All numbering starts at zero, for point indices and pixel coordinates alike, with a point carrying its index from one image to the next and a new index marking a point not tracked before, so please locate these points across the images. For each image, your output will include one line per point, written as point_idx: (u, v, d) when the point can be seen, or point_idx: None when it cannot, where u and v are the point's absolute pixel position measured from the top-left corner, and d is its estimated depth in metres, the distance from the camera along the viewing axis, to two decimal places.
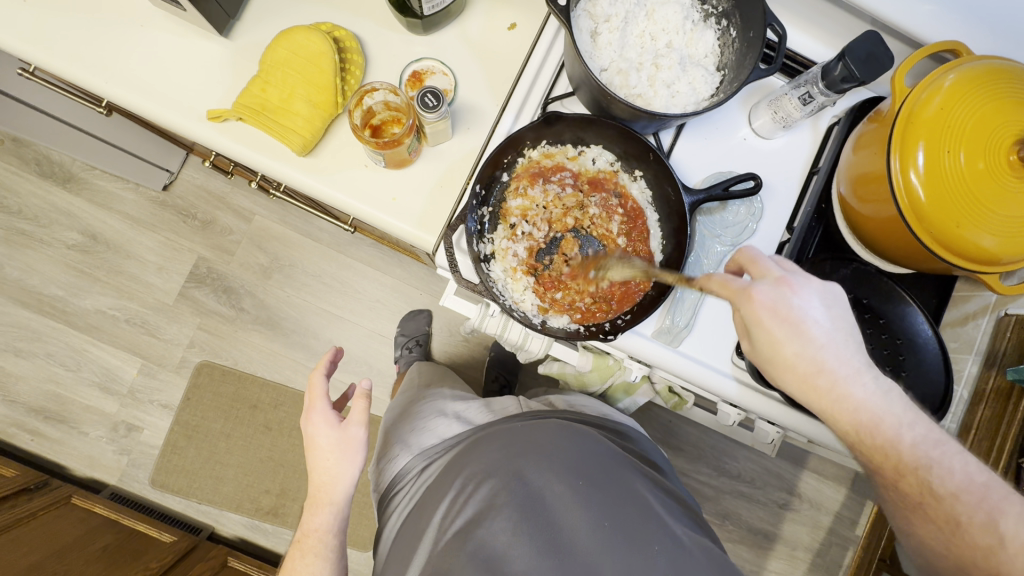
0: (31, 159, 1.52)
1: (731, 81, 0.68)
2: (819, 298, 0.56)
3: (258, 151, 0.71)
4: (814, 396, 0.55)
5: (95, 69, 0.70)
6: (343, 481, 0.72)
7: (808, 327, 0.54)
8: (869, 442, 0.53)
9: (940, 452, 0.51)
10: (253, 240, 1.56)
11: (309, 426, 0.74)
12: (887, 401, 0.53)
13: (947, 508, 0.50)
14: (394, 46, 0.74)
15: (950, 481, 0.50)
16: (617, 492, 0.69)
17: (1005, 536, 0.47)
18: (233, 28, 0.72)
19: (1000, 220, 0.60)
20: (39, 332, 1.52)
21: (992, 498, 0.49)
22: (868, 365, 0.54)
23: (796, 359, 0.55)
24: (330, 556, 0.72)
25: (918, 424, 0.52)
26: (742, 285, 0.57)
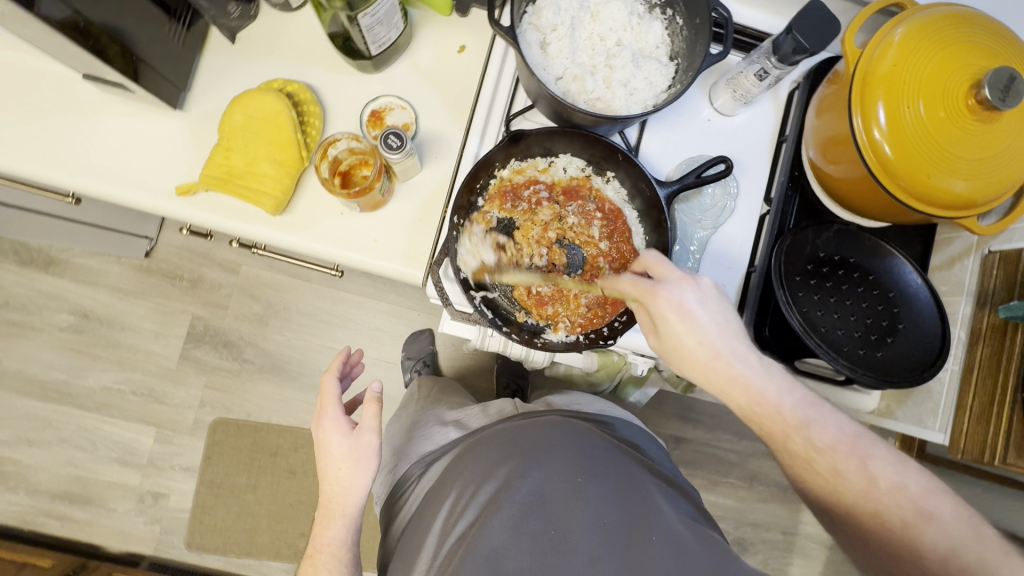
0: (7, 249, 1.51)
1: (685, 70, 0.69)
2: (701, 292, 0.59)
3: (233, 218, 0.71)
4: (708, 376, 0.59)
5: (56, 165, 0.70)
6: (355, 489, 0.73)
7: (699, 319, 0.58)
8: (762, 414, 0.58)
9: (816, 412, 0.57)
10: (244, 290, 1.56)
11: (323, 431, 0.75)
12: (768, 377, 0.58)
13: (828, 462, 0.56)
14: (348, 88, 0.74)
15: (826, 437, 0.57)
16: (614, 486, 0.70)
17: (876, 481, 0.55)
18: (185, 100, 0.72)
19: (966, 165, 0.62)
20: (48, 419, 1.52)
21: (862, 446, 0.56)
22: (749, 346, 0.59)
23: (695, 348, 0.59)
24: (341, 571, 0.71)
25: (795, 391, 0.58)
26: (648, 286, 0.60)
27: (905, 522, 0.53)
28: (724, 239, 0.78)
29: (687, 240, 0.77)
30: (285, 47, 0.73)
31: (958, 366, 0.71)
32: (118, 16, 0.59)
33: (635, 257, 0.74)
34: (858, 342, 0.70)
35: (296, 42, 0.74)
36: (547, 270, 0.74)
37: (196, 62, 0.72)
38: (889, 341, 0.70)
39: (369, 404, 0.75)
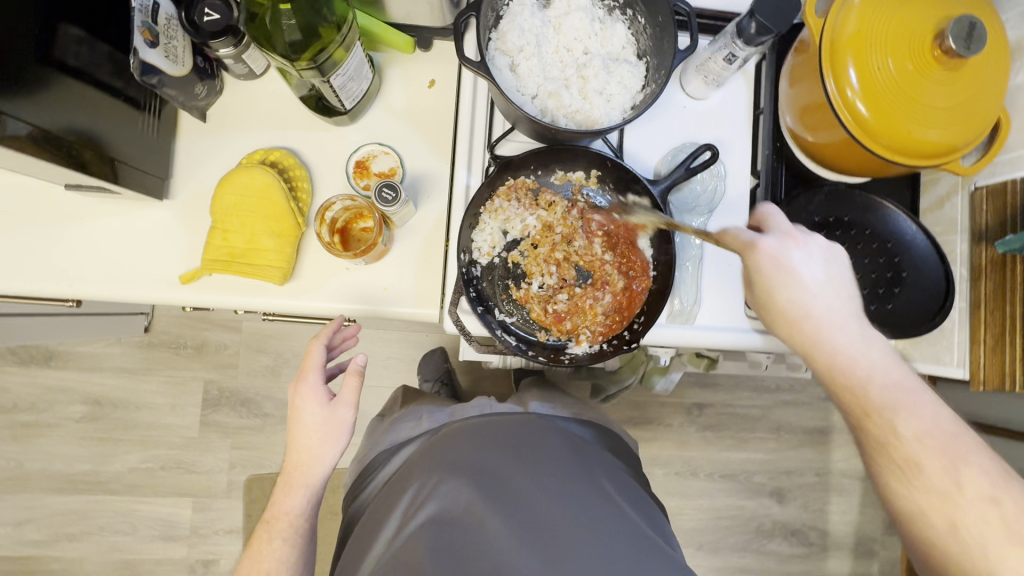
0: (4, 351, 1.49)
1: (656, 69, 0.69)
2: (812, 254, 0.63)
3: (241, 294, 0.71)
4: (797, 335, 0.62)
5: (55, 277, 0.69)
6: (321, 461, 0.71)
7: (801, 274, 0.61)
8: (843, 381, 0.59)
9: (912, 398, 0.56)
10: (250, 346, 1.56)
11: (298, 396, 0.72)
12: (864, 348, 0.59)
13: (905, 451, 0.54)
14: (328, 144, 0.74)
15: (915, 427, 0.55)
16: (578, 490, 0.74)
17: (948, 477, 0.53)
18: (170, 187, 0.72)
19: (940, 114, 0.63)
20: (83, 511, 1.51)
21: (958, 448, 0.53)
22: (851, 313, 0.61)
23: (786, 302, 0.62)
24: (297, 541, 0.69)
25: (893, 373, 0.58)
26: (748, 239, 0.64)
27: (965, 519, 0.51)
28: (721, 220, 0.79)
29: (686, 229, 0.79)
30: (258, 114, 0.73)
31: (965, 301, 0.73)
32: (84, 121, 0.59)
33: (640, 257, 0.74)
34: (865, 299, 0.73)
35: (268, 107, 0.73)
36: (557, 286, 0.75)
37: (172, 147, 0.72)
38: (895, 292, 0.72)
39: (348, 376, 0.72)
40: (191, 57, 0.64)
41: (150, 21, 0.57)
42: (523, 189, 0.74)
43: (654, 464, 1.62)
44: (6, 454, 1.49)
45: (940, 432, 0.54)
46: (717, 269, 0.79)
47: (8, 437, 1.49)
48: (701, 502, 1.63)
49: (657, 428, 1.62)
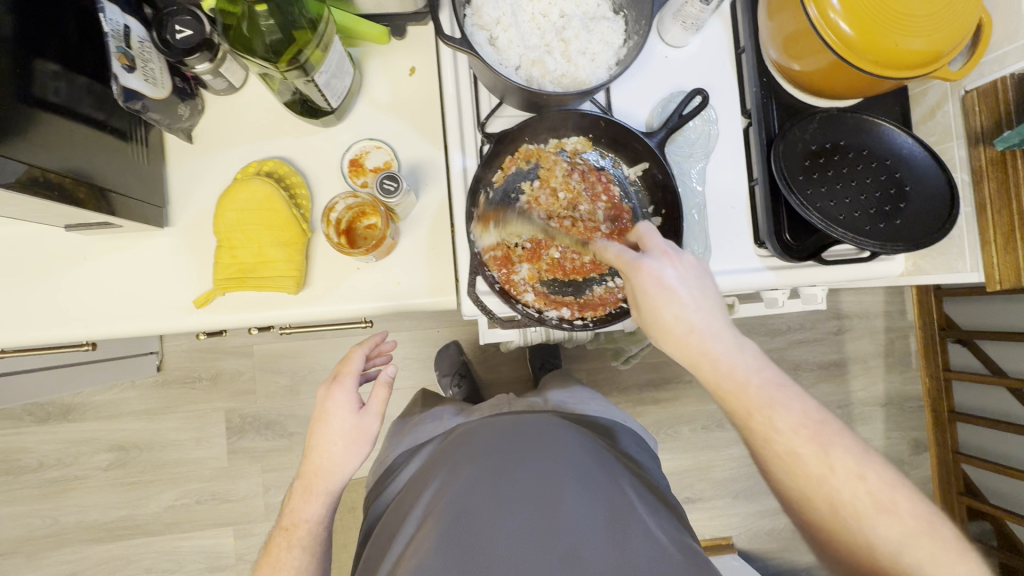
0: (21, 411, 1.48)
1: (636, 20, 0.69)
2: (687, 270, 0.62)
3: (257, 311, 0.71)
4: (685, 351, 0.61)
5: (68, 321, 0.68)
6: (343, 469, 0.70)
7: (677, 290, 0.60)
8: (728, 399, 0.60)
9: (781, 394, 0.59)
10: (265, 368, 1.56)
11: (330, 400, 0.71)
12: (740, 354, 0.60)
13: (785, 445, 0.58)
14: (318, 147, 0.73)
15: (787, 420, 0.58)
16: (597, 485, 0.72)
17: (835, 468, 0.56)
18: (168, 214, 0.71)
19: (922, 21, 0.63)
20: (127, 556, 1.51)
21: (827, 433, 0.58)
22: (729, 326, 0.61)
23: (671, 318, 0.61)
24: (315, 548, 0.69)
25: (764, 370, 0.60)
26: (633, 258, 0.62)
27: (860, 513, 0.55)
28: (719, 165, 0.80)
29: (685, 177, 0.79)
30: (245, 128, 0.72)
31: (971, 206, 0.74)
32: (77, 160, 0.58)
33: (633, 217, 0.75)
34: (873, 219, 0.72)
35: (252, 119, 0.72)
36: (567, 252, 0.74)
37: (163, 173, 0.71)
38: (902, 207, 0.72)
39: (379, 387, 0.71)
40: (170, 79, 0.64)
41: (123, 45, 0.56)
42: (524, 160, 0.74)
43: (681, 422, 1.63)
44: (40, 513, 1.49)
45: (815, 420, 0.58)
46: (722, 213, 0.80)
47: (39, 496, 1.49)
48: (732, 452, 1.66)
49: (678, 387, 1.64)
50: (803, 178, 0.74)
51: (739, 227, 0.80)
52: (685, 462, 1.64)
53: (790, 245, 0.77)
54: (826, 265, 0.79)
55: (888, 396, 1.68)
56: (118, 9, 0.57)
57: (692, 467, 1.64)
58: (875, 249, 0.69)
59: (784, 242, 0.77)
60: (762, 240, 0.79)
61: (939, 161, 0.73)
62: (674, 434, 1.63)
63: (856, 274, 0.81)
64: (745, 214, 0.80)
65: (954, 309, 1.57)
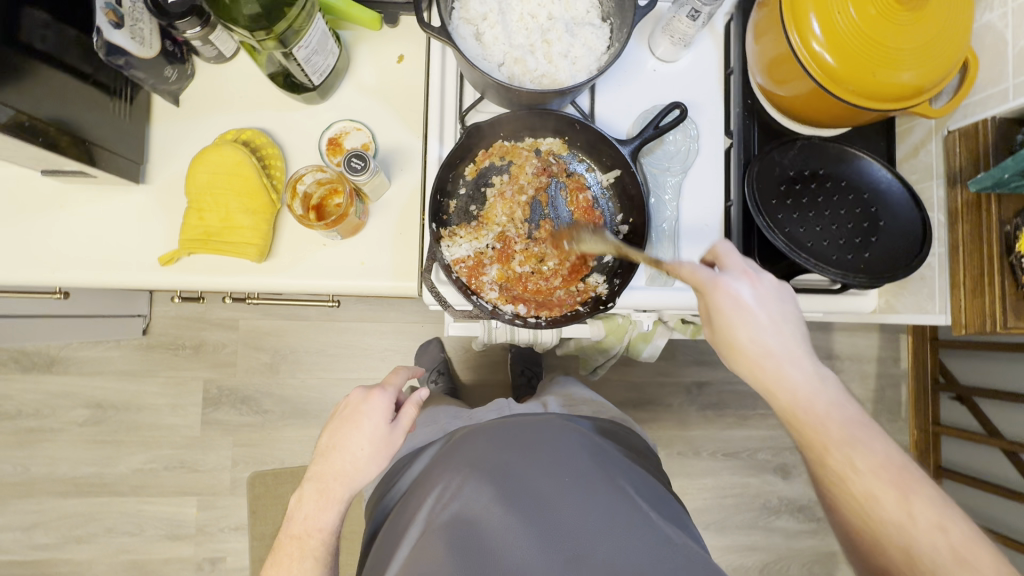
0: (7, 358, 1.51)
1: (620, 28, 0.70)
2: (772, 297, 0.59)
3: (220, 275, 0.72)
4: (758, 375, 0.58)
5: (36, 264, 0.70)
6: (366, 476, 0.64)
7: (754, 310, 0.58)
8: (803, 428, 0.55)
9: (865, 431, 0.53)
10: (248, 344, 1.57)
11: (366, 402, 0.66)
12: (822, 384, 0.56)
13: (862, 484, 0.51)
14: (300, 122, 0.75)
15: (870, 461, 0.52)
16: (606, 487, 0.71)
17: (916, 516, 0.49)
18: (146, 172, 0.73)
19: (907, 55, 0.62)
20: (90, 513, 1.53)
21: (910, 481, 0.51)
22: (816, 364, 0.58)
23: (747, 338, 0.58)
24: (325, 562, 0.62)
25: (847, 407, 0.55)
26: (710, 275, 0.60)
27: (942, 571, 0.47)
28: (696, 181, 0.80)
29: (660, 190, 0.79)
30: (231, 98, 0.74)
31: (944, 246, 0.73)
32: (59, 109, 0.60)
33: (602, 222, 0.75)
34: (842, 249, 0.71)
35: (239, 90, 0.74)
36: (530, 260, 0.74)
37: (146, 132, 0.73)
38: (873, 241, 0.71)
39: (412, 405, 0.67)
40: (159, 41, 0.66)
41: (113, 2, 0.58)
42: (499, 155, 0.74)
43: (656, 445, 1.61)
44: (12, 460, 1.51)
45: (903, 472, 0.51)
46: (694, 229, 0.80)
47: (12, 444, 1.51)
48: (706, 482, 1.62)
49: (657, 409, 1.61)
50: (776, 203, 0.73)
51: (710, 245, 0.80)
52: None
53: (760, 269, 0.76)
54: (793, 292, 0.78)
55: None
56: None
57: None
58: (840, 279, 0.68)
59: (754, 265, 0.76)
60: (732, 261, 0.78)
61: (916, 198, 0.72)
62: None
63: (827, 306, 0.80)
64: (717, 233, 0.80)
65: (946, 361, 1.53)
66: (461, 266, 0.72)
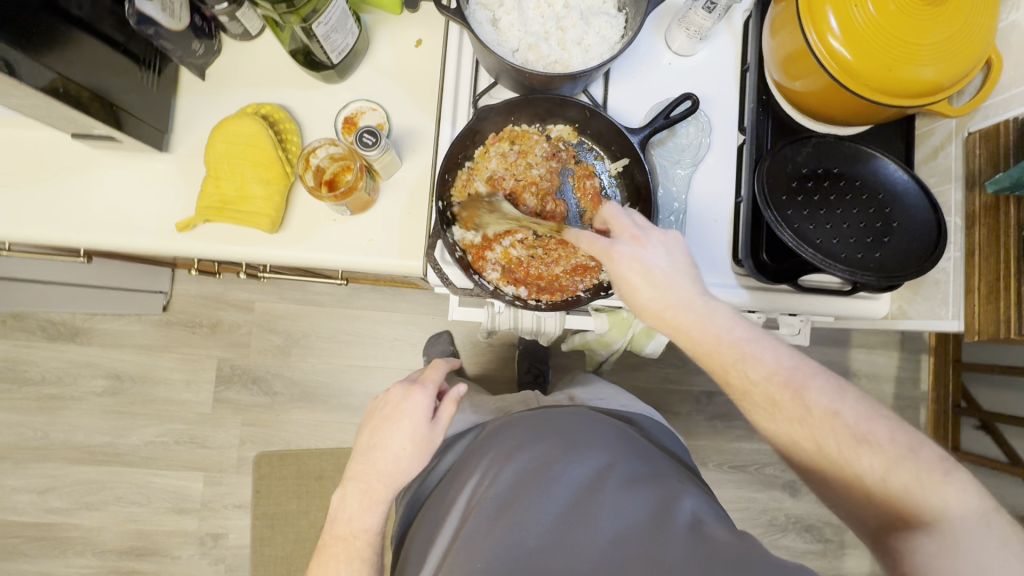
0: (35, 326, 1.58)
1: (635, 17, 0.70)
2: (661, 246, 0.61)
3: (233, 243, 0.74)
4: (665, 325, 0.60)
5: (63, 224, 0.73)
6: (406, 475, 0.66)
7: (653, 268, 0.59)
8: (713, 361, 0.58)
9: (751, 345, 0.57)
10: (262, 326, 1.61)
11: (406, 400, 0.68)
12: (715, 318, 0.59)
13: (764, 394, 0.56)
14: (319, 101, 0.77)
15: (763, 369, 0.56)
16: (640, 471, 0.69)
17: (811, 410, 0.54)
18: (170, 141, 0.76)
19: (926, 50, 0.61)
20: (102, 481, 1.57)
21: (800, 375, 0.55)
22: (700, 291, 0.60)
23: (648, 298, 0.60)
24: (372, 560, 0.65)
25: (738, 327, 0.58)
26: (603, 246, 0.62)
27: (840, 449, 0.52)
28: (706, 175, 0.80)
29: (669, 182, 0.79)
30: (254, 75, 0.77)
31: (961, 251, 0.71)
32: (92, 75, 0.63)
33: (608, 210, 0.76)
34: (852, 248, 0.70)
35: (262, 67, 0.77)
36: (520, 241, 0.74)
37: (173, 103, 0.76)
38: (885, 241, 0.70)
39: (450, 402, 0.69)
40: (188, 15, 0.68)
41: None
42: (509, 140, 0.75)
43: None
44: (33, 425, 1.57)
45: (794, 372, 0.56)
46: (703, 223, 0.79)
47: (35, 409, 1.57)
48: None
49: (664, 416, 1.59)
50: (788, 198, 0.71)
51: (718, 240, 0.79)
52: None
53: (767, 266, 0.75)
54: (800, 291, 0.77)
55: None
56: None
57: None
58: (848, 277, 0.66)
59: (761, 261, 0.75)
60: (740, 257, 0.77)
61: (933, 200, 0.71)
62: None
63: (838, 308, 0.79)
64: (726, 229, 0.79)
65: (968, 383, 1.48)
66: (469, 250, 0.73)
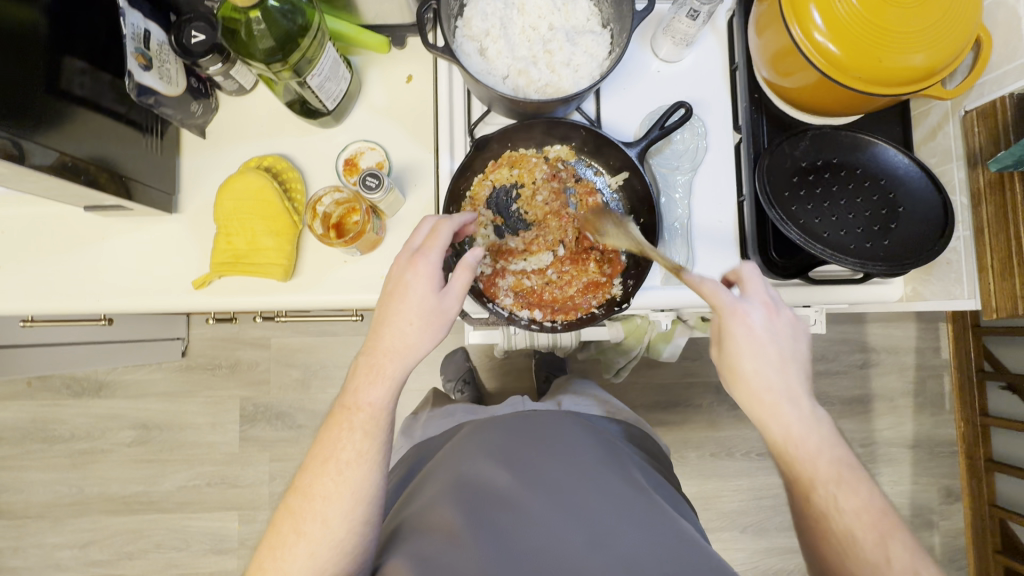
0: (60, 385, 1.61)
1: (620, 33, 0.71)
2: (785, 334, 0.63)
3: (249, 294, 0.75)
4: (756, 408, 0.62)
5: (83, 294, 0.75)
6: (415, 352, 0.62)
7: (765, 345, 0.61)
8: (788, 457, 0.60)
9: (854, 473, 0.58)
10: (280, 361, 1.63)
11: (409, 271, 0.63)
12: (820, 425, 0.60)
13: (844, 521, 0.56)
14: (318, 146, 0.79)
15: (853, 500, 0.57)
16: (622, 479, 0.73)
17: (892, 560, 0.54)
18: (178, 202, 0.78)
19: (914, 37, 0.61)
20: (140, 530, 1.60)
21: (886, 524, 0.55)
22: (808, 396, 0.62)
23: (753, 369, 0.62)
24: (377, 435, 0.62)
25: (836, 447, 0.60)
26: (733, 300, 0.63)
27: None
28: (706, 178, 0.80)
29: (670, 189, 0.79)
30: (252, 127, 0.79)
31: (970, 229, 0.71)
32: (100, 150, 0.65)
33: (612, 223, 0.77)
34: (861, 238, 0.70)
35: (260, 118, 0.79)
36: (533, 272, 0.75)
37: (177, 164, 0.78)
38: (892, 228, 0.70)
39: (462, 269, 0.63)
40: (184, 78, 0.70)
41: (142, 46, 0.63)
42: (508, 165, 0.76)
43: (688, 447, 1.56)
44: (68, 481, 1.60)
45: (882, 516, 0.56)
46: (707, 226, 0.80)
47: (68, 465, 1.60)
48: (741, 483, 1.57)
49: (687, 410, 1.57)
50: (790, 194, 0.72)
51: (725, 241, 0.79)
52: (692, 489, 1.55)
53: (777, 262, 0.74)
54: (812, 283, 0.77)
55: (916, 439, 1.58)
56: (141, 15, 0.64)
57: (699, 494, 1.55)
58: (859, 268, 0.67)
59: (771, 258, 0.75)
60: (747, 255, 0.78)
61: (938, 182, 0.71)
62: (681, 459, 1.55)
63: (852, 295, 0.78)
64: (732, 229, 0.79)
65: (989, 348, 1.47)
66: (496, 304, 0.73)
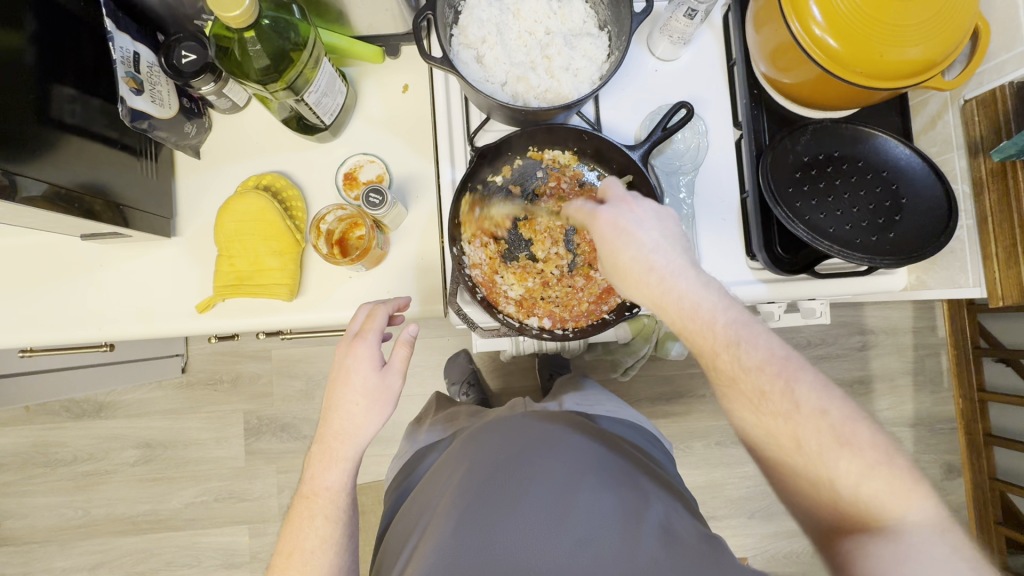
0: (58, 408, 1.58)
1: (618, 36, 0.70)
2: (649, 215, 0.59)
3: (256, 315, 0.75)
4: (641, 289, 0.58)
5: (85, 323, 0.74)
6: (363, 431, 0.62)
7: (635, 232, 0.58)
8: (687, 331, 0.56)
9: (749, 330, 0.55)
10: (282, 373, 1.61)
11: (349, 354, 0.63)
12: (708, 290, 0.56)
13: (752, 383, 0.54)
14: (316, 161, 0.78)
15: (755, 358, 0.54)
16: (614, 477, 0.73)
17: (799, 405, 0.52)
18: (176, 226, 0.77)
19: (914, 28, 0.61)
20: (149, 549, 1.59)
21: (790, 371, 0.53)
22: (695, 266, 0.58)
23: (631, 259, 0.58)
24: (339, 517, 0.62)
25: (731, 308, 0.55)
26: (589, 211, 0.61)
27: (822, 447, 0.51)
28: (708, 177, 0.80)
29: (673, 189, 0.79)
30: (249, 145, 0.77)
31: (973, 218, 0.72)
32: (95, 178, 0.63)
33: None
34: (867, 231, 0.70)
35: (256, 136, 0.77)
36: (542, 274, 0.76)
37: (173, 187, 0.77)
38: (896, 220, 0.70)
39: (401, 345, 0.64)
40: (176, 99, 0.69)
41: (132, 69, 0.62)
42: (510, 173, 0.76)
43: (693, 437, 1.55)
44: (73, 504, 1.58)
45: (788, 368, 0.53)
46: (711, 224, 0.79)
47: (72, 488, 1.58)
48: (747, 470, 1.56)
49: (692, 400, 1.56)
50: (793, 191, 0.72)
51: (729, 238, 0.79)
52: (700, 479, 1.55)
53: (783, 257, 0.74)
54: (819, 277, 0.77)
55: (916, 416, 1.60)
56: (130, 37, 0.62)
57: (706, 483, 1.55)
58: (868, 263, 0.67)
59: (777, 254, 0.75)
60: (753, 250, 0.77)
61: (941, 172, 0.71)
62: (687, 449, 1.55)
63: (857, 288, 0.78)
64: (736, 225, 0.79)
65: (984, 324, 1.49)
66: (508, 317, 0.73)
